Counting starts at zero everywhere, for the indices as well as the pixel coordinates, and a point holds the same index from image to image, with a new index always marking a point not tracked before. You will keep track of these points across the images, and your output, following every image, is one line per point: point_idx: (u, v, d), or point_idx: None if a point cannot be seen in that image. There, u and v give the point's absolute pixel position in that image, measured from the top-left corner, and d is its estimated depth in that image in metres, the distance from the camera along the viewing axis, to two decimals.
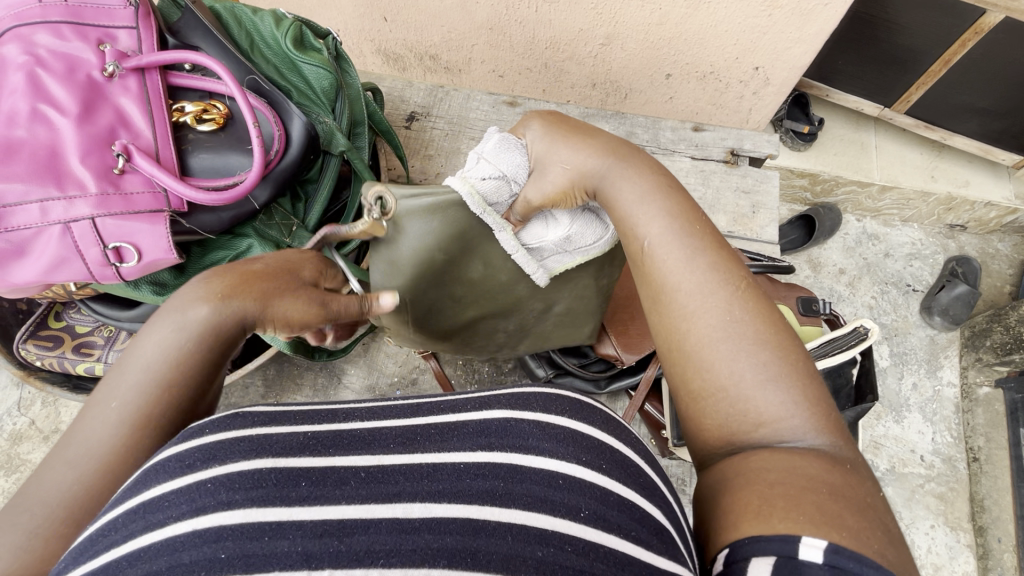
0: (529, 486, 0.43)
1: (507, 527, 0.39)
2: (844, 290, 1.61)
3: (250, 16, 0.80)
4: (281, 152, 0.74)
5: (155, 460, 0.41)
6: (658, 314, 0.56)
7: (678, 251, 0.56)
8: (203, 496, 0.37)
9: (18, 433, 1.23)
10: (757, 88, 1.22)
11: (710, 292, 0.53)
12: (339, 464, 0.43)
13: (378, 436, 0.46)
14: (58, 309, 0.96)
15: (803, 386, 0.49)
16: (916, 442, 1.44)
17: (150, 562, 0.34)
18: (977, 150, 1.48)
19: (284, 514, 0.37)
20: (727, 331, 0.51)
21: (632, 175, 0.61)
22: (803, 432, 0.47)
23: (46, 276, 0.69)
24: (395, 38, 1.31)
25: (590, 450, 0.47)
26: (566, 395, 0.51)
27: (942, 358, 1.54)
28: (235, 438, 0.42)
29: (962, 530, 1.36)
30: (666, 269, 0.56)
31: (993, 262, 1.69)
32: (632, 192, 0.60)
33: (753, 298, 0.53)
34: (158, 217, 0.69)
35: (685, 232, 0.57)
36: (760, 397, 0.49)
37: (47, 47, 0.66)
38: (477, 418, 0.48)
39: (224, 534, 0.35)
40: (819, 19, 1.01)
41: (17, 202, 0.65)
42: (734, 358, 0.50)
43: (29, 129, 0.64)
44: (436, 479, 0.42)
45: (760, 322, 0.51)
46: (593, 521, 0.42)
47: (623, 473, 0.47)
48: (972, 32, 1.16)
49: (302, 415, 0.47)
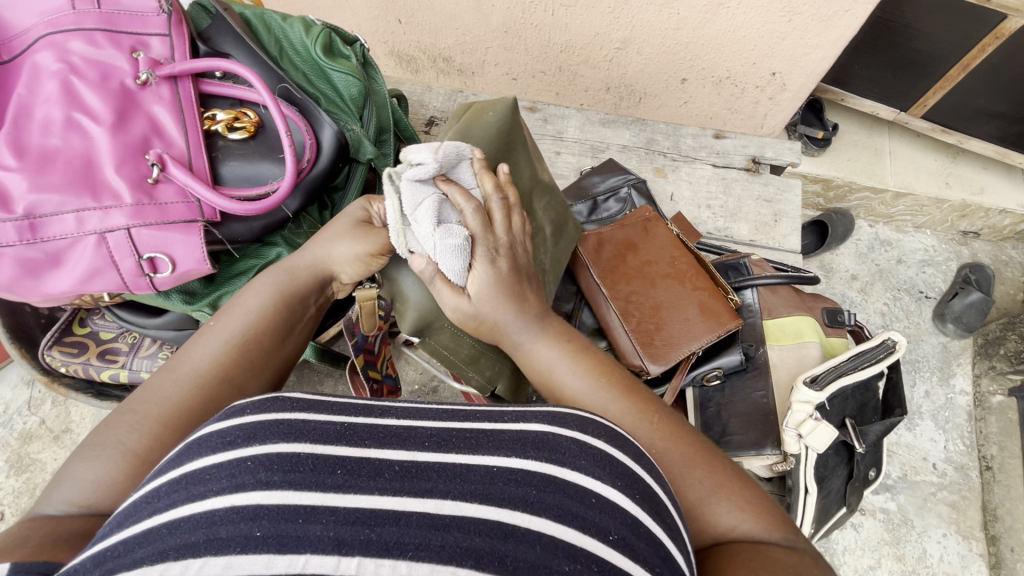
0: (561, 497, 0.40)
1: (538, 535, 0.38)
2: (856, 296, 1.59)
3: (279, 24, 0.80)
4: (312, 161, 0.74)
5: (201, 432, 0.42)
6: (603, 443, 0.57)
7: (580, 378, 0.60)
8: (244, 474, 0.37)
9: (28, 432, 1.23)
10: (774, 93, 1.21)
11: (638, 430, 0.55)
12: (374, 456, 0.41)
13: (414, 432, 0.44)
14: (83, 314, 0.96)
15: (733, 487, 0.52)
16: (928, 450, 1.43)
17: (188, 533, 0.34)
18: (993, 153, 1.47)
19: (318, 499, 0.37)
20: (664, 454, 0.53)
21: (544, 335, 0.64)
22: (748, 525, 0.50)
23: (81, 286, 0.69)
24: (408, 40, 1.31)
25: (623, 476, 0.44)
26: (599, 418, 0.48)
27: (954, 365, 1.53)
28: (276, 419, 0.41)
29: (975, 539, 1.35)
30: (574, 394, 0.60)
31: (1005, 269, 1.67)
32: (550, 354, 0.63)
33: (672, 428, 0.55)
34: (193, 228, 0.69)
35: (580, 362, 0.61)
36: (721, 509, 0.51)
37: (80, 54, 0.66)
38: (515, 428, 0.45)
39: (261, 513, 0.35)
40: (839, 25, 0.99)
41: (53, 212, 0.64)
42: (665, 466, 0.53)
43: (64, 138, 0.65)
44: (468, 479, 0.40)
45: (690, 444, 0.54)
46: (619, 546, 0.39)
47: (650, 506, 0.44)
48: (992, 36, 1.15)
49: (342, 405, 0.45)
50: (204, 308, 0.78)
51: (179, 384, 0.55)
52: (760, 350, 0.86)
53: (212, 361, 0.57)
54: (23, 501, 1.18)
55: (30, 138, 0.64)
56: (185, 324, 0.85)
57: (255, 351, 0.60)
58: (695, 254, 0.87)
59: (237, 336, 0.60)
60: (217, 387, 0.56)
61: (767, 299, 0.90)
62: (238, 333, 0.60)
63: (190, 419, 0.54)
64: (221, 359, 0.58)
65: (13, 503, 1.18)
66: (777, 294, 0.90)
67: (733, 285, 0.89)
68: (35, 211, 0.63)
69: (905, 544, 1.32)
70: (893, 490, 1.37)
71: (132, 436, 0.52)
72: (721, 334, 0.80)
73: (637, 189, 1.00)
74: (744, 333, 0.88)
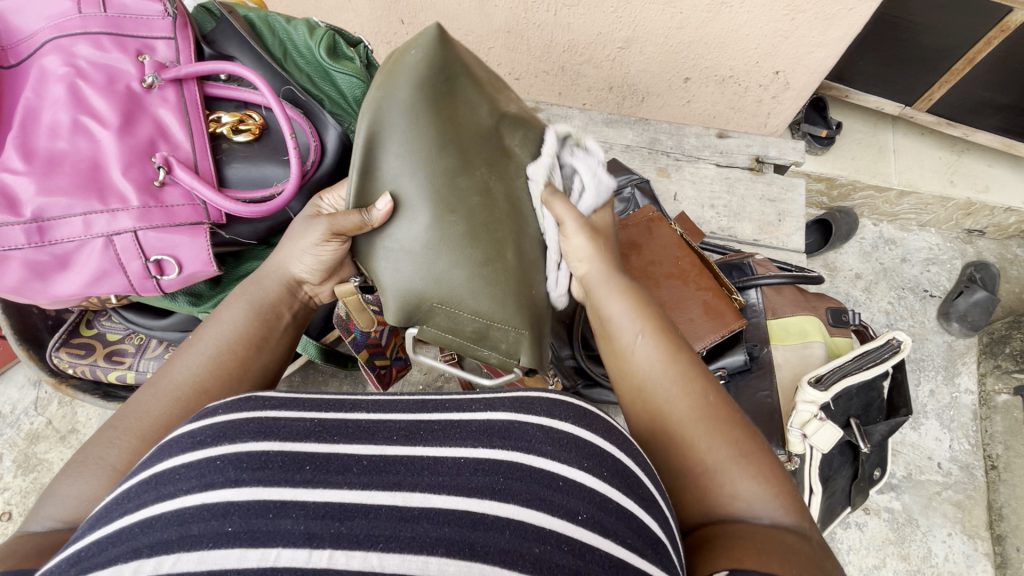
0: (529, 482, 0.41)
1: (507, 521, 0.38)
2: (860, 295, 1.59)
3: (283, 25, 0.81)
4: (317, 163, 0.75)
5: (171, 437, 0.43)
6: (636, 401, 0.61)
7: (657, 350, 0.62)
8: (212, 472, 0.38)
9: (35, 432, 1.24)
10: (777, 92, 1.21)
11: (685, 385, 0.59)
12: (343, 452, 0.42)
13: (382, 427, 0.44)
14: (89, 316, 0.96)
15: (770, 476, 0.54)
16: (932, 449, 1.43)
17: (160, 530, 0.35)
18: (1000, 145, 1.46)
19: (288, 493, 0.37)
20: (693, 419, 0.57)
21: (620, 291, 0.67)
22: (772, 510, 0.52)
23: (88, 288, 0.69)
24: (411, 40, 1.31)
25: (592, 455, 0.44)
26: (570, 401, 0.49)
27: (959, 364, 1.52)
28: (246, 419, 0.42)
29: (980, 538, 1.34)
30: (649, 364, 0.61)
31: (1011, 267, 1.67)
32: (617, 305, 0.66)
33: (713, 396, 0.58)
34: (199, 230, 0.70)
35: (660, 334, 0.63)
36: (733, 486, 0.53)
37: (87, 58, 0.67)
38: (483, 417, 0.46)
39: (231, 510, 0.36)
40: (843, 23, 0.99)
41: (61, 215, 0.65)
42: (710, 440, 0.56)
43: (71, 142, 0.65)
44: (436, 470, 0.41)
45: (718, 413, 0.57)
46: (589, 525, 0.39)
47: (623, 482, 0.44)
48: (998, 29, 1.14)
49: (313, 403, 0.46)
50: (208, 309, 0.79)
51: (160, 399, 0.58)
52: (765, 350, 0.87)
53: (191, 376, 0.60)
54: (30, 501, 1.19)
55: (38, 141, 0.65)
56: (190, 326, 0.86)
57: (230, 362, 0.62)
58: (700, 255, 0.87)
59: (214, 349, 0.62)
60: (197, 400, 0.59)
61: (771, 299, 0.90)
62: (216, 347, 0.62)
63: (168, 430, 0.57)
64: (200, 372, 0.60)
65: (20, 503, 1.19)
66: (781, 294, 0.91)
67: (738, 285, 0.89)
68: (43, 215, 0.64)
69: (910, 543, 1.32)
70: (897, 490, 1.37)
71: (112, 451, 0.55)
72: (726, 334, 0.80)
73: (641, 189, 1.00)
74: (748, 333, 0.88)
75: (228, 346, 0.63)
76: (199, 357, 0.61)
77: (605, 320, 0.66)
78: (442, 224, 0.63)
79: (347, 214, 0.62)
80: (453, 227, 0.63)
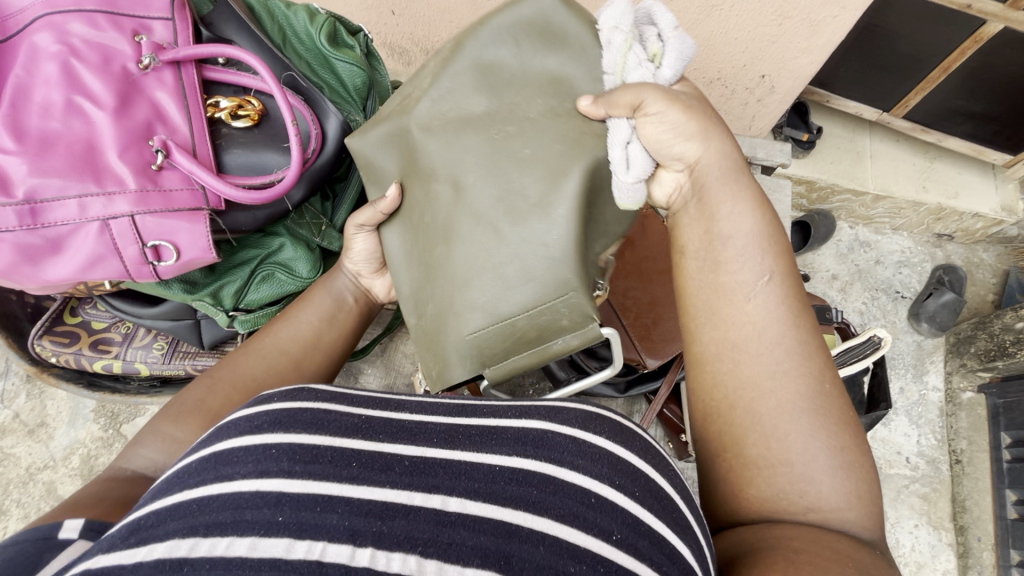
0: (563, 499, 0.40)
1: (541, 536, 0.37)
2: (836, 295, 1.64)
3: (283, 11, 0.80)
4: (318, 151, 0.74)
5: (229, 419, 0.44)
6: (733, 358, 0.55)
7: (773, 305, 0.55)
8: (268, 460, 0.38)
9: (4, 426, 1.19)
10: (763, 96, 1.23)
11: (788, 354, 0.53)
12: (387, 450, 0.42)
13: (424, 429, 0.44)
14: (73, 304, 0.94)
15: (859, 489, 0.50)
16: (901, 444, 1.48)
17: (216, 511, 0.35)
18: (970, 150, 1.52)
19: (334, 489, 0.37)
20: (797, 399, 0.52)
21: (740, 208, 0.59)
22: (848, 525, 0.49)
23: (82, 273, 0.68)
24: (402, 32, 1.29)
25: (627, 474, 0.43)
26: (605, 413, 0.48)
27: (927, 363, 1.57)
28: (300, 408, 0.43)
29: (944, 529, 1.42)
30: (755, 320, 0.55)
31: (977, 271, 1.75)
32: (740, 226, 0.58)
33: (827, 377, 0.53)
34: (198, 215, 0.68)
35: (788, 289, 0.56)
36: (794, 484, 0.50)
37: (81, 36, 0.65)
38: (516, 425, 0.45)
39: (282, 500, 0.36)
40: (827, 30, 1.02)
41: (55, 197, 0.63)
42: (804, 433, 0.51)
43: (65, 122, 0.63)
44: (472, 477, 0.40)
45: (826, 406, 0.52)
46: (624, 547, 0.38)
47: (658, 503, 0.43)
48: (972, 40, 1.19)
49: (362, 399, 0.47)
50: (204, 297, 0.78)
51: (251, 360, 0.70)
52: None
53: (278, 348, 0.71)
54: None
55: (29, 120, 0.62)
56: (182, 315, 0.85)
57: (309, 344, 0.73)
58: None
59: (297, 332, 0.73)
60: (277, 366, 0.70)
61: None
62: (300, 331, 0.73)
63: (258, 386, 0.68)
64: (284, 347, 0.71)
65: None
66: None
67: None
68: (36, 196, 0.62)
69: None
70: None
71: (209, 396, 0.66)
72: None
73: None
74: None
75: (307, 326, 0.74)
76: (285, 331, 0.73)
77: (711, 242, 0.59)
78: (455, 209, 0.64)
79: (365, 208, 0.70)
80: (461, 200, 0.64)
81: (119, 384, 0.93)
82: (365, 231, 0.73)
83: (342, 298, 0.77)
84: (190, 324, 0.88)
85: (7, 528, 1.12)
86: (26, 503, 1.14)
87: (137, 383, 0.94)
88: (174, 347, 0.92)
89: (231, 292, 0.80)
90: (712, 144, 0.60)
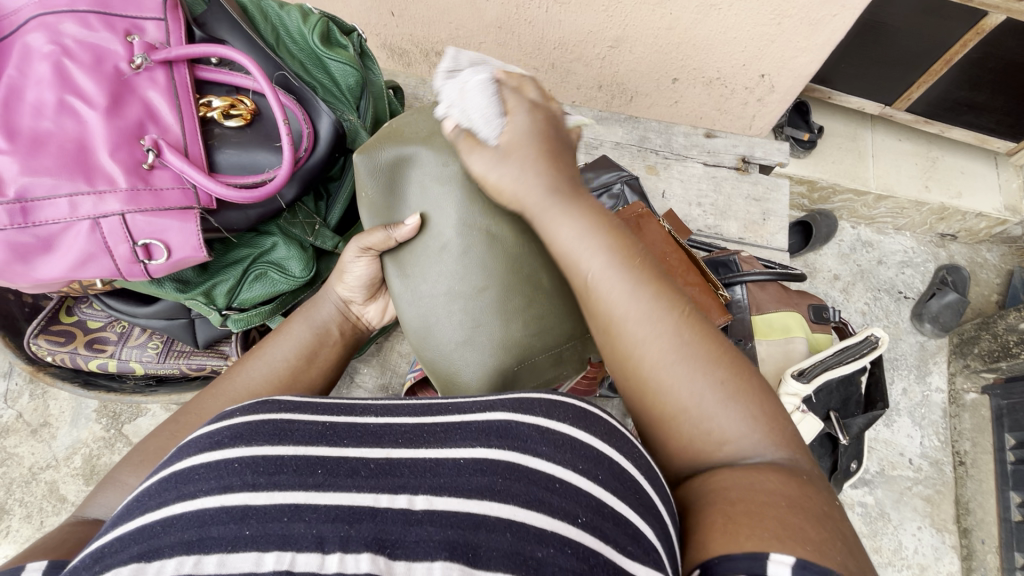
0: (527, 485, 0.40)
1: (507, 523, 0.37)
2: (838, 295, 1.63)
3: (276, 11, 0.81)
4: (310, 150, 0.74)
5: (189, 437, 0.43)
6: (609, 343, 0.54)
7: (621, 283, 0.53)
8: (230, 475, 0.38)
9: (4, 425, 1.20)
10: (762, 95, 1.23)
11: (649, 323, 0.52)
12: (352, 454, 0.42)
13: (386, 430, 0.44)
14: (70, 303, 0.95)
15: (761, 409, 0.50)
16: (904, 446, 1.47)
17: (180, 531, 0.35)
18: (974, 139, 1.51)
19: (300, 497, 0.37)
20: (672, 358, 0.51)
21: (569, 210, 0.57)
22: (764, 450, 0.48)
23: (74, 272, 0.68)
24: (402, 33, 1.29)
25: (587, 457, 0.43)
26: (571, 400, 0.47)
27: (931, 364, 1.56)
28: (263, 419, 0.42)
29: (948, 531, 1.40)
30: (611, 302, 0.54)
31: (981, 271, 1.73)
32: (573, 229, 0.56)
33: (690, 325, 0.52)
34: (189, 214, 0.69)
35: (628, 261, 0.54)
36: (702, 424, 0.49)
37: (73, 37, 0.65)
38: (481, 418, 0.45)
39: (248, 513, 0.36)
40: (826, 29, 1.01)
41: (46, 196, 0.63)
42: (691, 381, 0.50)
43: (57, 122, 0.64)
44: (439, 472, 0.40)
45: (700, 350, 0.51)
46: (589, 529, 0.38)
47: (621, 486, 0.43)
48: (974, 32, 1.18)
49: (325, 405, 0.46)
50: (197, 296, 0.79)
51: (221, 401, 0.63)
52: (748, 345, 0.89)
53: (251, 386, 0.65)
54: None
55: (21, 120, 0.63)
56: (175, 314, 0.86)
57: (287, 381, 0.66)
58: (689, 252, 0.88)
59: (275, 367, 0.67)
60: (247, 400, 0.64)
61: (756, 295, 0.92)
62: (276, 365, 0.67)
63: None
64: (258, 385, 0.65)
65: None
66: (765, 290, 0.93)
67: (724, 281, 0.92)
68: (26, 195, 0.63)
69: (881, 536, 1.37)
70: (870, 485, 1.41)
71: (170, 443, 0.61)
72: None
73: (630, 185, 1.05)
74: (732, 329, 0.91)
75: (286, 360, 0.68)
76: (261, 366, 0.67)
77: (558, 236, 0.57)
78: (460, 237, 0.65)
79: (374, 230, 0.66)
80: (477, 231, 0.65)
81: (115, 383, 0.94)
82: (368, 256, 0.69)
83: (325, 326, 0.72)
84: (184, 323, 0.88)
85: (8, 527, 1.13)
86: (27, 502, 1.15)
87: (133, 382, 0.95)
88: (169, 346, 0.93)
89: (224, 291, 0.80)
90: (530, 160, 0.57)
